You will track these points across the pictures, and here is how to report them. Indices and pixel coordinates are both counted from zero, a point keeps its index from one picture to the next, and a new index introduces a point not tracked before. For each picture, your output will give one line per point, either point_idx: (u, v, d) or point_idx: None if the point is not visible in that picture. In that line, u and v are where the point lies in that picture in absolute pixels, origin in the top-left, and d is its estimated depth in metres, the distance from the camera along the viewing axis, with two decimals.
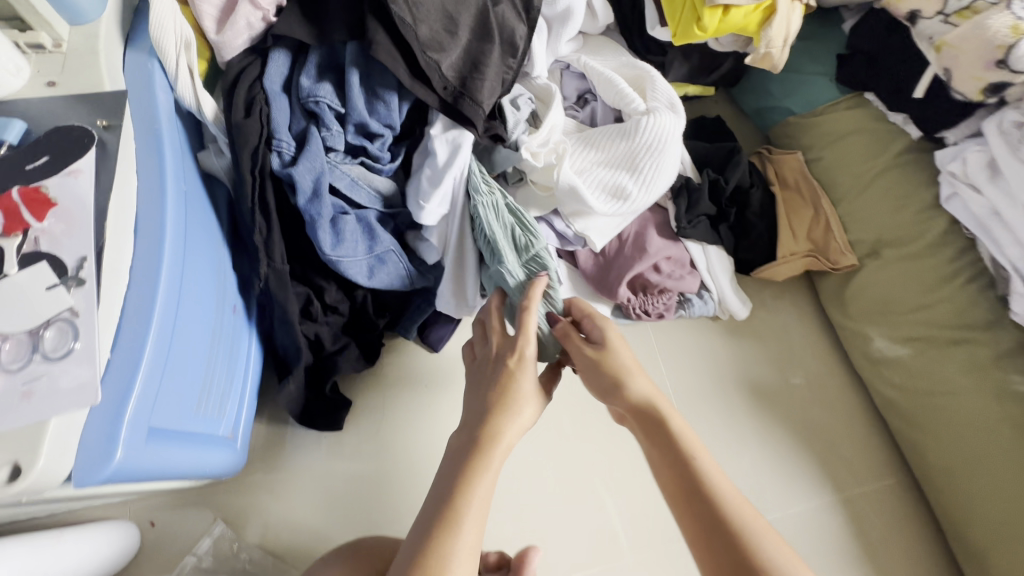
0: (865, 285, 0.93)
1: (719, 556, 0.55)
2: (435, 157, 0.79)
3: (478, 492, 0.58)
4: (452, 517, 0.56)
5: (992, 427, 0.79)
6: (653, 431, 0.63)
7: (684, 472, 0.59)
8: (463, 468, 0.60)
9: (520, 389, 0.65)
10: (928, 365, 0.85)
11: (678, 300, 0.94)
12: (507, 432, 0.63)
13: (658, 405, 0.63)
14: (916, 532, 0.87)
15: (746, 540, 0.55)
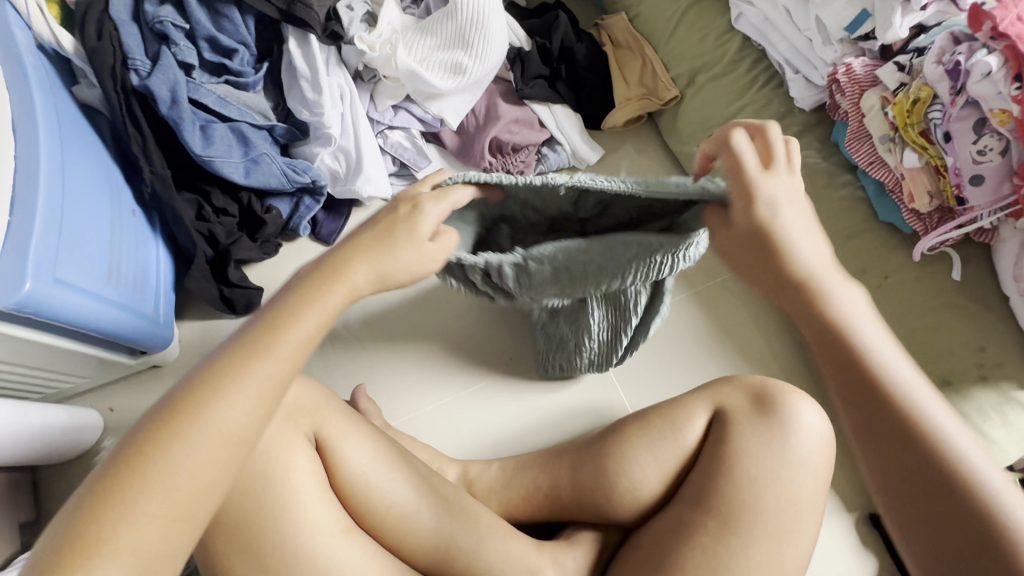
0: (688, 110, 1.07)
1: (874, 430, 0.51)
2: (300, 70, 0.94)
3: (310, 316, 0.50)
4: (262, 338, 0.47)
5: None
6: (797, 307, 0.54)
7: (850, 361, 0.52)
8: (298, 291, 0.51)
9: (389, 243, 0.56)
10: None
11: (535, 157, 1.08)
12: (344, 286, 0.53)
13: (813, 283, 0.54)
14: (762, 304, 1.03)
15: (920, 425, 0.50)
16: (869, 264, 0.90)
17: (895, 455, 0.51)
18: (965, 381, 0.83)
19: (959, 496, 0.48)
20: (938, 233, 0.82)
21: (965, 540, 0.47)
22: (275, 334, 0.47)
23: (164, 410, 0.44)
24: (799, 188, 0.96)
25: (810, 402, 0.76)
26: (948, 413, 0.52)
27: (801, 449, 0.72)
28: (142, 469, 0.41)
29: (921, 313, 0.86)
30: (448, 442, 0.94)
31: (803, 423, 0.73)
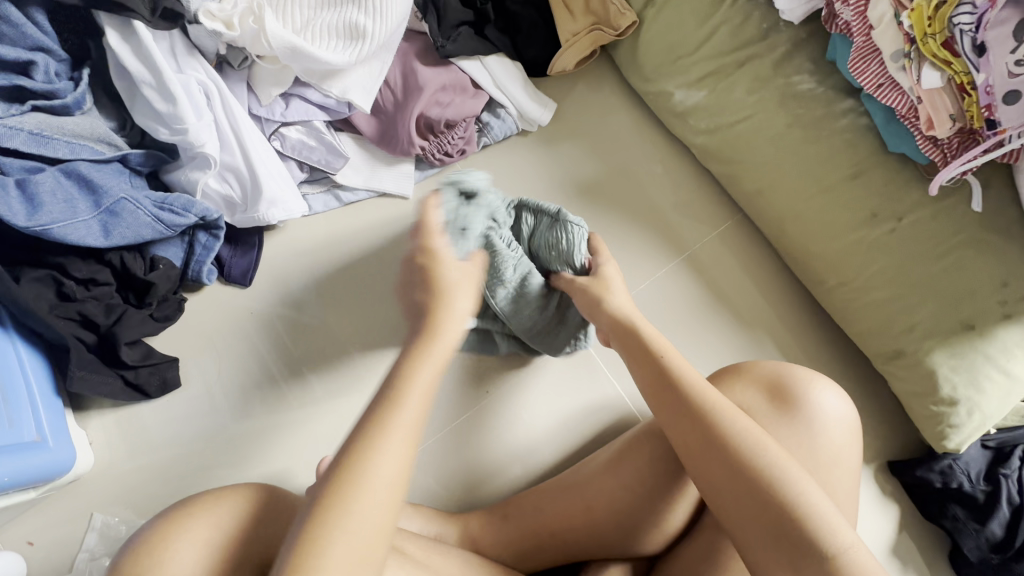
0: (650, 38, 0.89)
1: (709, 457, 0.58)
2: (137, 72, 0.68)
3: (422, 375, 0.49)
4: (399, 389, 0.48)
5: (784, 135, 0.81)
6: (665, 394, 0.63)
7: (701, 424, 0.59)
8: (406, 350, 0.51)
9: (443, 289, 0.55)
10: (723, 97, 0.85)
11: (475, 128, 0.89)
12: (423, 376, 0.49)
13: (675, 374, 0.63)
14: (758, 260, 0.93)
15: (740, 449, 0.56)
16: (877, 205, 0.78)
17: (725, 474, 0.56)
18: (987, 322, 0.76)
19: (780, 509, 0.53)
20: (959, 163, 0.70)
21: (777, 543, 0.52)
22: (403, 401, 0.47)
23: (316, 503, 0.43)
24: (792, 124, 0.81)
25: (828, 383, 0.68)
26: (798, 471, 0.55)
27: (819, 440, 0.65)
28: (305, 567, 0.40)
29: (938, 255, 0.77)
30: (436, 494, 0.81)
31: (825, 410, 0.66)
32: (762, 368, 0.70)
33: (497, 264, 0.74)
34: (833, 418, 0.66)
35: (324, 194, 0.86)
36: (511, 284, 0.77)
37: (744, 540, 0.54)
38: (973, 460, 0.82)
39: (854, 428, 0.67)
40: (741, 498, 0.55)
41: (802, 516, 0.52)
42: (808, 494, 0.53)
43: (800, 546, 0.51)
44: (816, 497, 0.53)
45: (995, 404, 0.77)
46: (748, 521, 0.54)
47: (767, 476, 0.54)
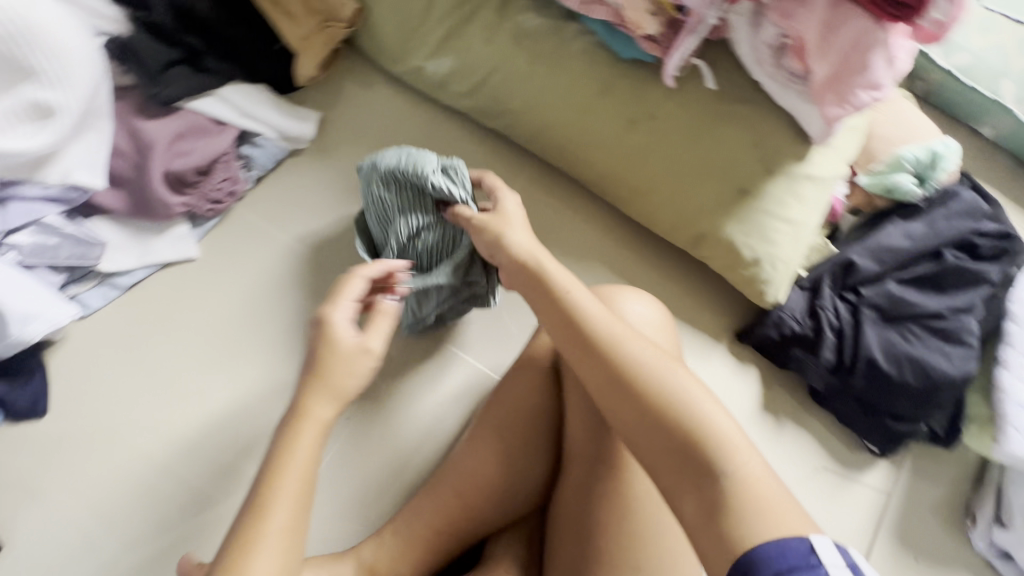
0: (380, 20, 0.87)
1: (616, 397, 0.56)
2: None
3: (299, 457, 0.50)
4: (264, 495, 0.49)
5: (531, 73, 0.83)
6: (568, 338, 0.59)
7: (606, 363, 0.57)
8: (281, 433, 0.52)
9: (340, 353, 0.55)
10: (466, 56, 0.85)
11: (237, 164, 0.84)
12: (289, 472, 0.49)
13: (579, 315, 0.60)
14: (564, 195, 0.95)
15: (646, 384, 0.55)
16: (633, 110, 0.82)
17: (634, 411, 0.55)
18: (753, 181, 0.83)
19: (687, 437, 0.52)
20: (679, 51, 0.75)
21: (688, 472, 0.51)
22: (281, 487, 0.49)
23: None
24: (534, 61, 0.82)
25: (634, 293, 0.72)
26: (704, 396, 0.55)
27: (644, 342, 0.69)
28: None
29: (697, 137, 0.82)
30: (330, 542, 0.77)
31: (633, 317, 0.70)
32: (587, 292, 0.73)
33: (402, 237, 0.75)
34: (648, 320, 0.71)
35: (98, 287, 0.79)
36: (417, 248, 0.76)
37: (655, 472, 0.53)
38: (795, 302, 0.91)
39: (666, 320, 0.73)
40: (651, 432, 0.53)
41: (710, 442, 0.51)
42: (709, 416, 0.53)
43: (705, 471, 0.51)
44: (721, 420, 0.53)
45: (787, 248, 0.86)
46: (658, 451, 0.53)
47: (674, 407, 0.54)
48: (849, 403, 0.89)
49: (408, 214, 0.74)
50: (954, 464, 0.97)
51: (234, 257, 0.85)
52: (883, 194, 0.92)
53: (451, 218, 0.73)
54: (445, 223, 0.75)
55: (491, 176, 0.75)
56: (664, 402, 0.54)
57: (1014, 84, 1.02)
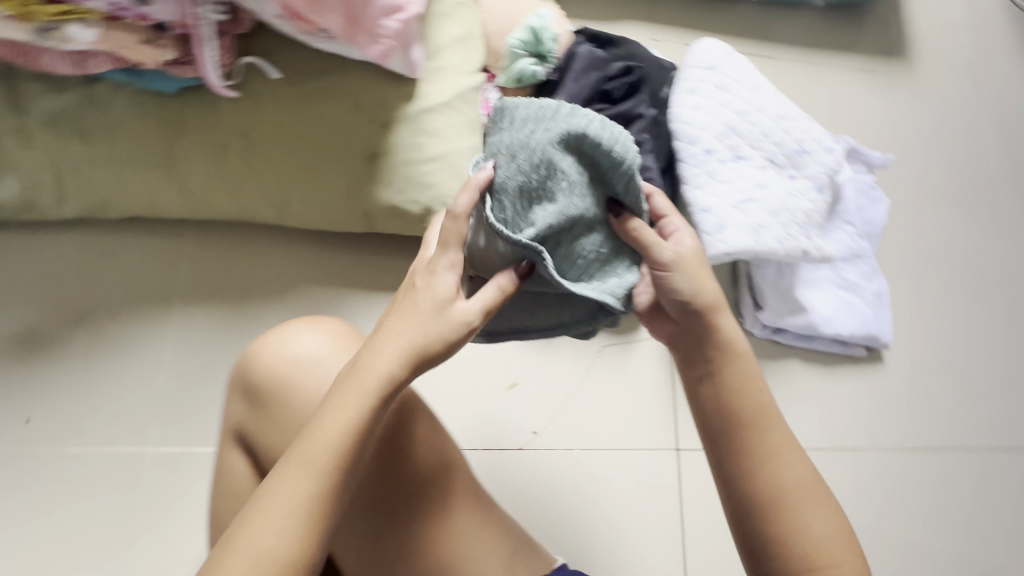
0: None
1: (743, 484, 0.55)
2: None
3: (327, 439, 0.48)
4: (304, 472, 0.47)
5: (99, 154, 0.76)
6: (734, 414, 0.56)
7: (737, 448, 0.55)
8: (337, 393, 0.50)
9: (416, 298, 0.54)
10: (23, 169, 0.76)
11: None
12: (326, 441, 0.48)
13: (734, 372, 0.57)
14: (239, 242, 0.90)
15: (778, 484, 0.54)
16: (217, 137, 0.77)
17: (748, 499, 0.54)
18: (379, 142, 0.81)
19: (791, 534, 0.53)
20: (209, 63, 0.70)
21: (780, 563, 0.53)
22: (287, 495, 0.46)
23: None
24: (92, 140, 0.75)
25: (311, 328, 0.66)
26: (823, 501, 0.54)
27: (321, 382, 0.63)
28: None
29: (296, 131, 0.78)
30: None
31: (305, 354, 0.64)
32: (266, 352, 0.65)
33: (527, 222, 0.58)
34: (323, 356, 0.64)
35: None
36: (543, 239, 0.57)
37: (744, 544, 0.55)
38: None
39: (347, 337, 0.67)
40: (762, 519, 0.54)
41: (811, 552, 0.52)
42: (817, 537, 0.52)
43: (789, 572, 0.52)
44: (829, 536, 0.53)
45: (451, 183, 0.84)
46: (755, 533, 0.54)
47: (787, 505, 0.53)
48: None
49: (557, 189, 0.57)
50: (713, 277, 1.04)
51: None
52: (518, 84, 0.93)
53: (621, 235, 0.58)
54: (614, 251, 0.59)
55: (663, 199, 0.60)
56: (785, 500, 0.53)
57: None
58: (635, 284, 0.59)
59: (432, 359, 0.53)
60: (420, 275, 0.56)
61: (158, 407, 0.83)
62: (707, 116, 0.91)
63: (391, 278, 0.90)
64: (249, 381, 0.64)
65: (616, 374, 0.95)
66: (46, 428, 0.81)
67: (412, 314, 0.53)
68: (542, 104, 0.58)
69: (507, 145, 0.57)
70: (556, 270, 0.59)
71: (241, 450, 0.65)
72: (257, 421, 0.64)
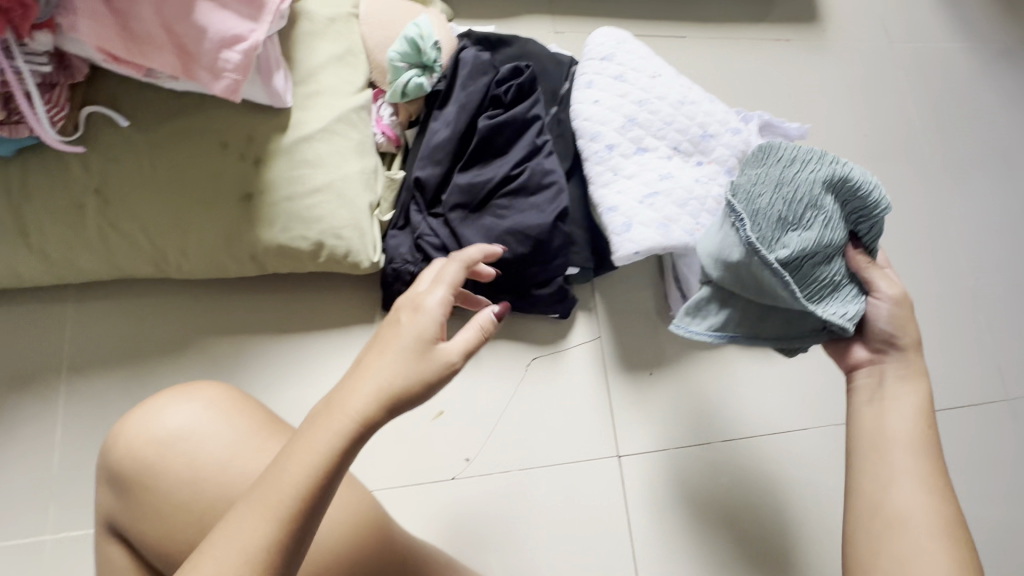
0: None
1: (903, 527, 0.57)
2: None
3: (294, 478, 0.44)
4: (259, 514, 0.43)
5: None
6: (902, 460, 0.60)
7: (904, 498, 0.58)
8: (311, 424, 0.47)
9: (406, 331, 0.51)
10: None
11: None
12: (292, 479, 0.44)
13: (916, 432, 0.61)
14: (126, 301, 0.83)
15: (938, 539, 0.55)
16: (72, 196, 0.71)
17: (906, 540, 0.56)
18: (254, 179, 0.76)
19: None
20: (38, 119, 0.64)
21: None
22: (241, 538, 0.42)
23: None
24: None
25: (181, 396, 0.59)
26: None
27: (195, 457, 0.56)
28: None
29: (159, 180, 0.73)
30: None
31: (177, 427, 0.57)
32: (129, 432, 0.57)
33: (788, 250, 0.62)
34: (196, 428, 0.57)
35: None
36: (792, 262, 0.62)
37: None
38: (402, 242, 0.85)
39: (226, 401, 0.60)
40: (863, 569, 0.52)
41: None
42: None
43: None
44: None
45: (340, 213, 0.80)
46: None
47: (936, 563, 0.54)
48: (506, 296, 0.88)
49: (811, 218, 0.62)
50: (639, 271, 0.99)
51: None
52: (405, 99, 0.87)
53: (855, 265, 0.64)
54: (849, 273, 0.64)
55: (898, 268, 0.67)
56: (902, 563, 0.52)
57: None
58: (858, 313, 0.64)
59: (405, 401, 0.49)
60: (407, 310, 0.53)
61: (53, 489, 0.77)
62: (605, 110, 0.87)
63: (294, 317, 0.85)
64: (113, 466, 0.57)
65: (545, 386, 0.92)
66: None
67: (390, 352, 0.50)
68: (807, 149, 0.64)
69: (771, 175, 0.63)
70: (786, 290, 0.62)
71: (119, 539, 0.58)
72: (128, 508, 0.56)
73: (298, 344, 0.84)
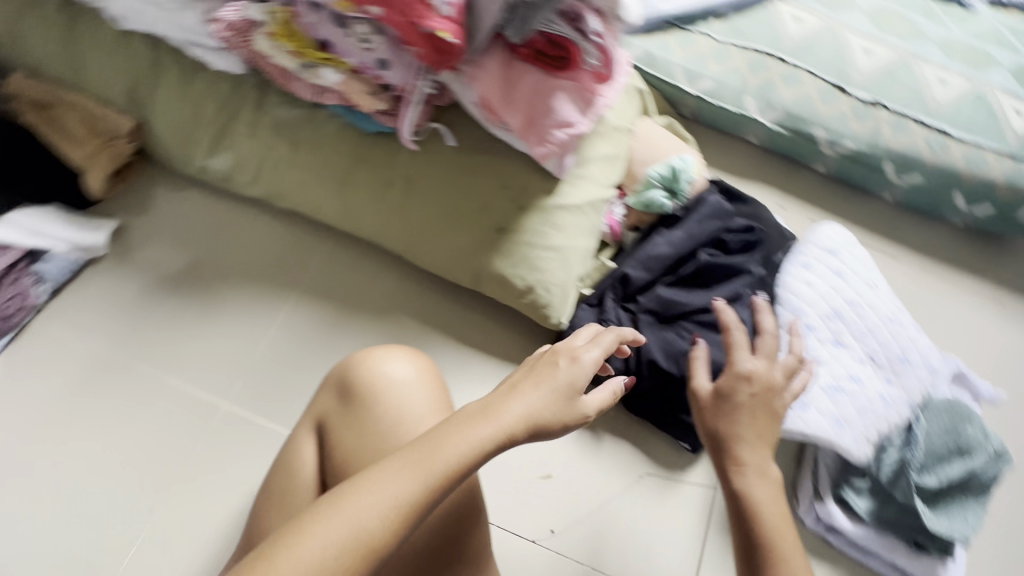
0: (160, 133, 0.96)
1: None
2: None
3: (446, 452, 0.51)
4: (411, 473, 0.50)
5: (296, 156, 0.93)
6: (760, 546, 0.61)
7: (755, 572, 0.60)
8: (468, 416, 0.54)
9: (560, 372, 0.59)
10: (238, 150, 0.94)
11: (28, 284, 0.90)
12: (445, 452, 0.51)
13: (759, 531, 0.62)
14: (365, 257, 1.01)
15: None
16: (389, 174, 0.92)
17: None
18: (512, 218, 0.92)
19: None
20: (407, 120, 0.85)
21: None
22: (393, 488, 0.49)
23: (255, 560, 0.46)
24: (294, 146, 0.92)
25: (405, 353, 0.75)
26: None
27: (402, 404, 0.70)
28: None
29: (451, 189, 0.92)
30: None
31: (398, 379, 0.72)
32: (364, 364, 0.73)
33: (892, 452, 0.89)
34: (407, 384, 0.72)
35: None
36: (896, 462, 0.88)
37: None
38: (586, 318, 0.95)
39: (430, 374, 0.74)
40: None
41: None
42: None
43: None
44: None
45: (559, 272, 0.93)
46: None
47: None
48: (651, 405, 0.93)
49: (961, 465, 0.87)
50: (778, 447, 0.98)
51: (34, 366, 0.90)
52: (646, 211, 1.00)
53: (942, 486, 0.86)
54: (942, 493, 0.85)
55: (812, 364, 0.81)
56: None
57: (754, 99, 1.17)
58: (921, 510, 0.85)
59: (546, 429, 0.57)
60: (560, 352, 0.61)
61: (246, 370, 0.93)
62: (816, 295, 0.94)
63: (476, 333, 0.98)
64: (347, 380, 0.72)
65: (643, 506, 0.93)
66: (153, 352, 0.92)
67: (551, 386, 0.58)
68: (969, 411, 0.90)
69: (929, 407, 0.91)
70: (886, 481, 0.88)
71: (312, 438, 0.73)
72: (340, 416, 0.71)
73: (467, 355, 0.96)
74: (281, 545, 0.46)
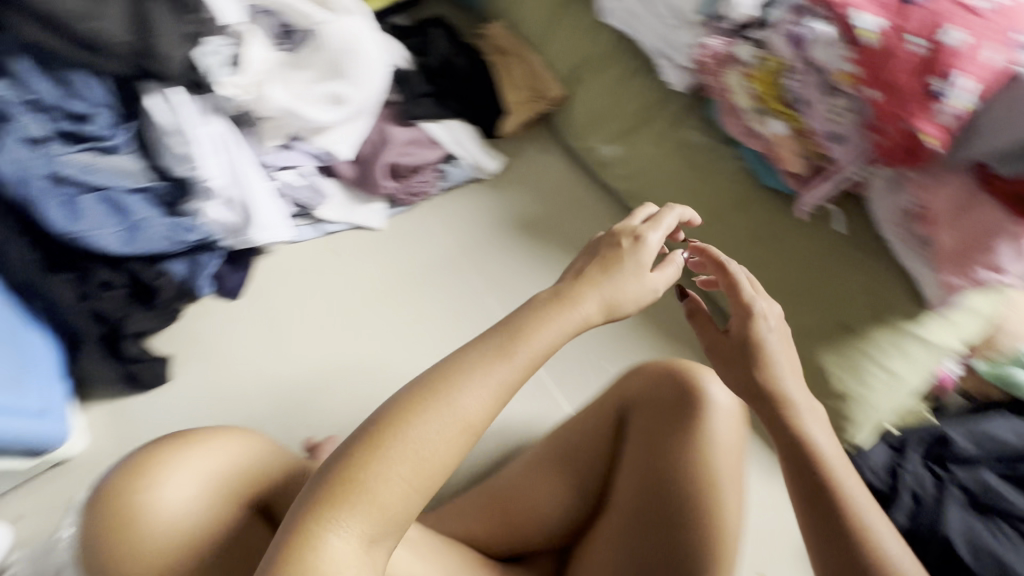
0: (578, 109, 1.13)
1: None
2: (163, 123, 0.89)
3: (549, 333, 0.45)
4: (509, 362, 0.44)
5: (682, 175, 1.01)
6: None
7: None
8: (564, 288, 0.48)
9: (650, 249, 0.52)
10: (634, 147, 1.06)
11: (435, 175, 1.11)
12: (545, 335, 0.45)
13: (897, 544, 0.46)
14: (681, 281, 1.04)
15: None
16: (760, 227, 0.95)
17: None
18: (863, 323, 0.88)
19: None
20: (819, 191, 0.87)
21: None
22: (500, 373, 0.43)
23: (335, 475, 0.40)
24: (686, 166, 1.00)
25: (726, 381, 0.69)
26: None
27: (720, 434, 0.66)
28: (334, 497, 0.39)
29: (814, 268, 0.91)
30: None
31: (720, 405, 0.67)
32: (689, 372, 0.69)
33: None
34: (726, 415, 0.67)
35: (308, 224, 1.06)
36: None
37: None
38: (879, 454, 0.90)
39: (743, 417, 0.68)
40: None
41: None
42: None
43: None
44: None
45: (883, 397, 0.87)
46: None
47: None
48: None
49: None
50: None
51: (403, 235, 1.09)
52: (997, 384, 0.94)
53: None
54: None
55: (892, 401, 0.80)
56: None
57: None
58: None
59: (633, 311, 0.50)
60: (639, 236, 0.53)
61: None
62: None
63: None
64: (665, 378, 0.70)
65: None
66: (484, 272, 1.05)
67: (619, 269, 0.50)
68: None
69: None
70: None
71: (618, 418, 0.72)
72: (650, 412, 0.69)
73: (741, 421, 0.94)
74: (373, 450, 0.40)
